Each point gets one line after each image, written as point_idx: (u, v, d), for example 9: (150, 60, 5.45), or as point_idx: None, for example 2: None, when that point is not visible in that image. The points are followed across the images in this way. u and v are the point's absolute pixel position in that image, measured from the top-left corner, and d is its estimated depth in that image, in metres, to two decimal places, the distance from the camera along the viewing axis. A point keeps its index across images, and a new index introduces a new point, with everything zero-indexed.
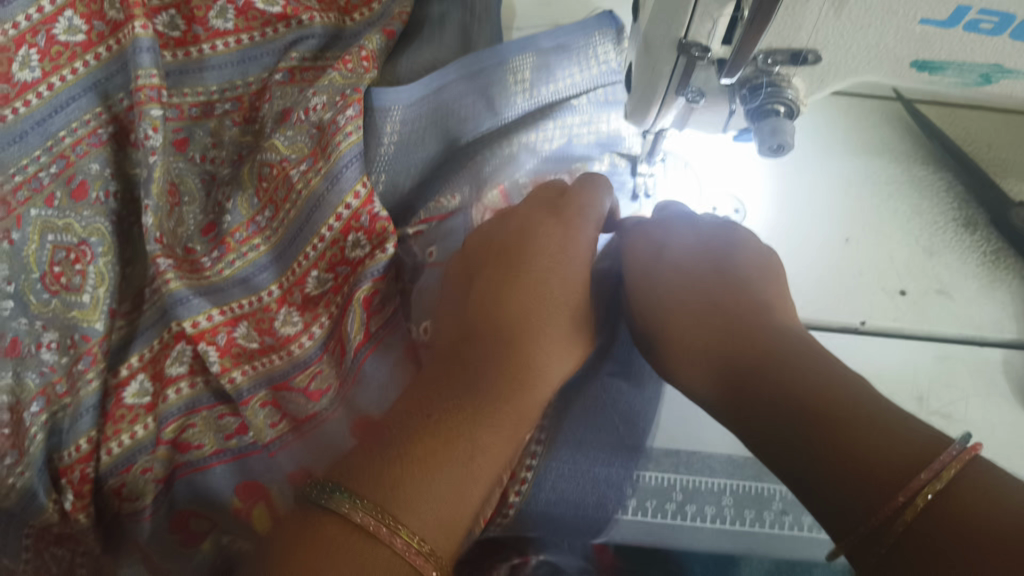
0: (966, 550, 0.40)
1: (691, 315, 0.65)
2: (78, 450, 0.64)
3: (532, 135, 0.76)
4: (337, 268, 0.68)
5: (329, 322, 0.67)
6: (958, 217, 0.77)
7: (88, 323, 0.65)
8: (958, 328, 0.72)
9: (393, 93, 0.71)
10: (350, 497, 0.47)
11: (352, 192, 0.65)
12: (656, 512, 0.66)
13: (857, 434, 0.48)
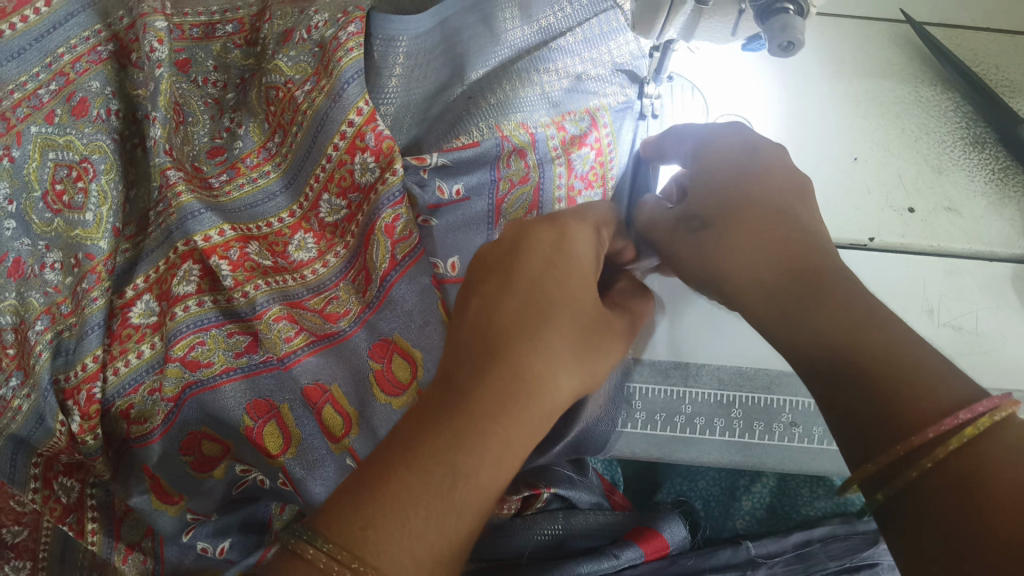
0: (989, 499, 0.35)
1: (762, 218, 0.52)
2: (85, 370, 0.62)
3: (538, 77, 0.71)
4: (348, 195, 0.65)
5: (345, 252, 0.66)
6: (966, 137, 0.78)
7: (92, 242, 0.63)
8: (967, 243, 0.71)
9: (398, 23, 0.72)
10: (317, 535, 0.36)
11: (353, 109, 0.63)
12: (665, 425, 0.67)
13: (917, 369, 0.41)
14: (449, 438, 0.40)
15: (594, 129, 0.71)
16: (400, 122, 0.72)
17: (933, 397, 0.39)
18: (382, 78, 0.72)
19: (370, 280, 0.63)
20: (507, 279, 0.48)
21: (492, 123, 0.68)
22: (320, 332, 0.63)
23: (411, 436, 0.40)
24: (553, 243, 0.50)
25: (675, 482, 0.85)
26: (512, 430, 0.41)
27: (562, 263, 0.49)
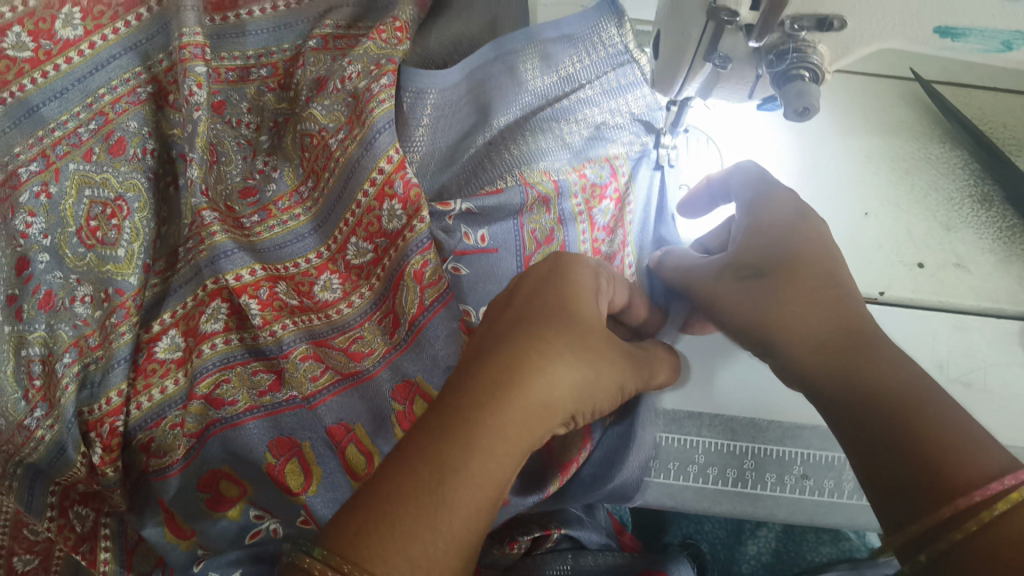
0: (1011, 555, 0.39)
1: (808, 285, 0.56)
2: (109, 403, 0.63)
3: (559, 127, 0.74)
4: (376, 239, 0.67)
5: (369, 293, 0.67)
6: (973, 194, 0.80)
7: (122, 277, 0.65)
8: (976, 299, 0.72)
9: (430, 77, 0.74)
10: (314, 546, 0.38)
11: (384, 158, 0.65)
12: (678, 474, 0.68)
13: (938, 437, 0.44)
14: (430, 457, 0.41)
15: (614, 181, 0.74)
16: (425, 170, 0.75)
17: (966, 455, 0.43)
18: (412, 129, 0.75)
19: (398, 323, 0.65)
20: (502, 315, 0.51)
21: (515, 174, 0.72)
22: (345, 371, 0.65)
23: (396, 461, 0.41)
24: (540, 284, 0.53)
25: (681, 525, 0.85)
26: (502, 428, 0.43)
27: (549, 296, 0.52)
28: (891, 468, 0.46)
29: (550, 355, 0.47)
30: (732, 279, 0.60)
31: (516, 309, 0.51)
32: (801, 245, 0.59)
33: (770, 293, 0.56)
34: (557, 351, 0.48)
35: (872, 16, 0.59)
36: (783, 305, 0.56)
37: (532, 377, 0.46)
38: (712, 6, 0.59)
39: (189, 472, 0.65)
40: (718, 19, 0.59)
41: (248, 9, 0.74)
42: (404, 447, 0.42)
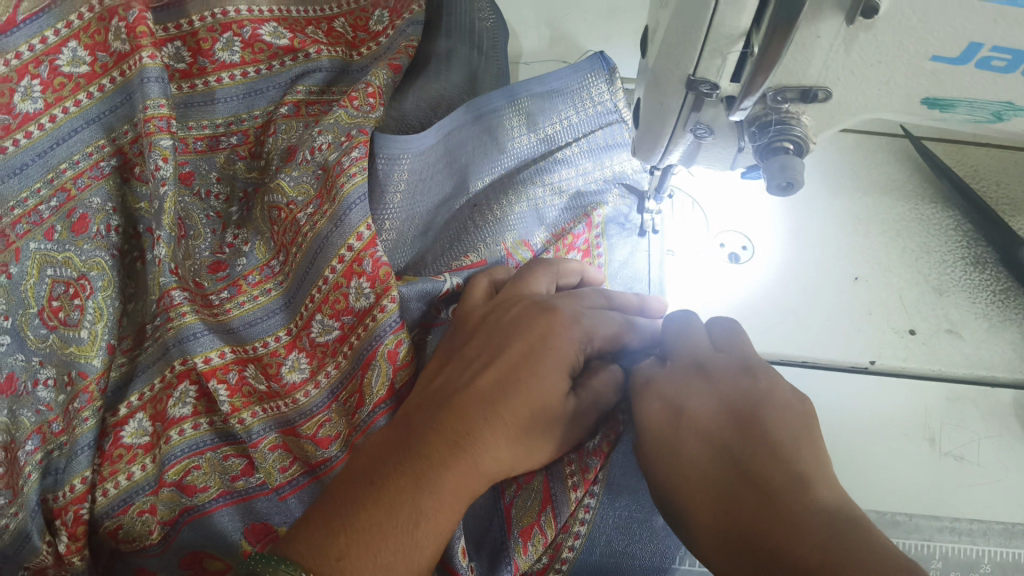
0: None
1: (712, 415, 0.51)
2: (73, 490, 0.62)
3: (539, 190, 0.73)
4: (342, 317, 0.63)
5: (335, 372, 0.64)
6: (966, 256, 0.78)
7: (86, 359, 0.62)
8: (968, 367, 0.70)
9: (403, 141, 0.68)
10: (292, 566, 0.45)
11: (354, 235, 0.62)
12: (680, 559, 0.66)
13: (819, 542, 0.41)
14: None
15: (586, 232, 0.73)
16: (400, 240, 0.70)
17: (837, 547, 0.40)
18: (387, 196, 0.69)
19: (362, 403, 0.61)
20: (491, 363, 0.56)
21: (497, 238, 0.71)
22: (309, 461, 0.64)
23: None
24: (522, 318, 0.59)
25: None
26: (458, 474, 0.49)
27: (477, 420, 0.52)
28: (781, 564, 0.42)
29: (513, 418, 0.52)
30: (656, 430, 0.53)
31: (455, 415, 0.52)
32: (692, 439, 0.50)
33: (679, 422, 0.52)
34: (506, 427, 0.52)
35: (857, 88, 0.57)
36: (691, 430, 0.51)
37: (490, 425, 0.52)
38: (691, 77, 0.58)
39: (171, 553, 0.66)
40: (697, 90, 0.58)
41: (216, 77, 0.72)
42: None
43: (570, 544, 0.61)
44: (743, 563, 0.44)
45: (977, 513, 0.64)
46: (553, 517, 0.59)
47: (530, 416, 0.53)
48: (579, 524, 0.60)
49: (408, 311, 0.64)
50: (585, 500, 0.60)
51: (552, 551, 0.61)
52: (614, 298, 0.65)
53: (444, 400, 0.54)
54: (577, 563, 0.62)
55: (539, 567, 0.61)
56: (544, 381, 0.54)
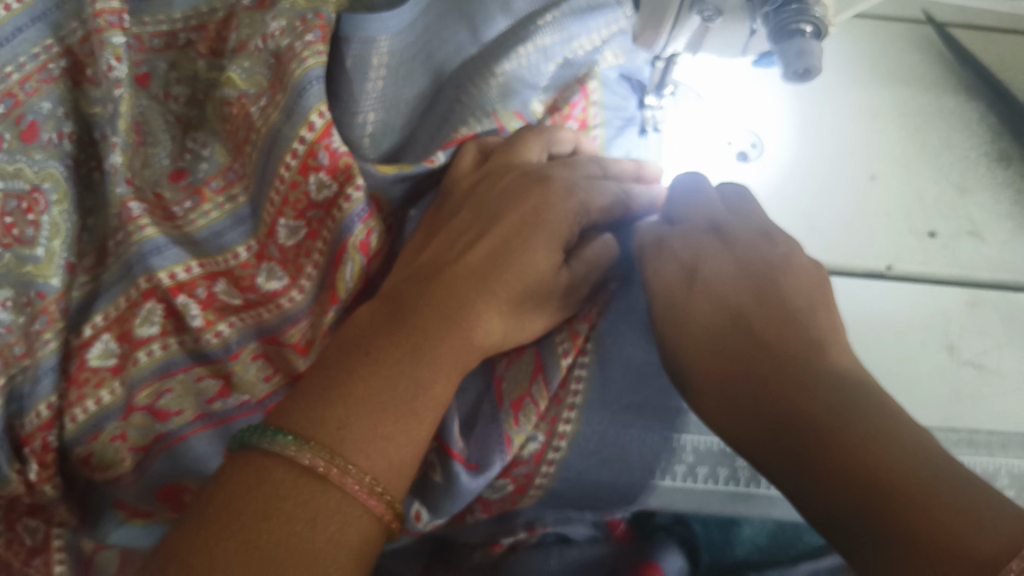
0: (846, 451, 0.44)
1: (729, 287, 0.57)
2: (39, 417, 0.58)
3: (518, 63, 0.65)
4: (307, 214, 0.60)
5: (316, 272, 0.60)
6: (990, 152, 0.72)
7: (43, 279, 0.58)
8: (990, 271, 0.66)
9: (378, 21, 0.63)
10: (295, 439, 0.46)
11: (306, 124, 0.57)
12: (686, 477, 0.63)
13: (816, 396, 0.48)
14: (299, 547, 0.43)
15: (583, 101, 0.67)
16: (387, 129, 0.64)
17: (839, 401, 0.47)
18: (366, 83, 0.64)
19: (333, 300, 0.58)
20: (474, 248, 0.57)
21: (489, 111, 0.64)
22: (293, 371, 0.61)
23: (239, 518, 0.44)
24: (504, 192, 0.60)
25: None
26: (452, 347, 0.52)
27: (471, 290, 0.55)
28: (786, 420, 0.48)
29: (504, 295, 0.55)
30: (673, 284, 0.58)
31: (441, 290, 0.55)
32: (706, 300, 0.56)
33: (694, 287, 0.58)
34: (499, 303, 0.55)
35: None
36: (704, 297, 0.57)
37: (472, 309, 0.54)
38: None
39: (145, 484, 0.63)
40: None
41: None
42: (251, 486, 0.45)
43: (565, 417, 0.59)
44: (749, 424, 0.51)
45: (995, 424, 0.61)
46: (545, 386, 0.58)
47: (516, 297, 0.55)
48: (572, 396, 0.60)
49: (390, 192, 0.61)
50: (577, 370, 0.60)
51: (545, 434, 0.59)
52: (610, 167, 0.64)
53: (433, 274, 0.56)
54: (566, 463, 0.59)
55: (537, 449, 0.59)
56: (536, 253, 0.56)
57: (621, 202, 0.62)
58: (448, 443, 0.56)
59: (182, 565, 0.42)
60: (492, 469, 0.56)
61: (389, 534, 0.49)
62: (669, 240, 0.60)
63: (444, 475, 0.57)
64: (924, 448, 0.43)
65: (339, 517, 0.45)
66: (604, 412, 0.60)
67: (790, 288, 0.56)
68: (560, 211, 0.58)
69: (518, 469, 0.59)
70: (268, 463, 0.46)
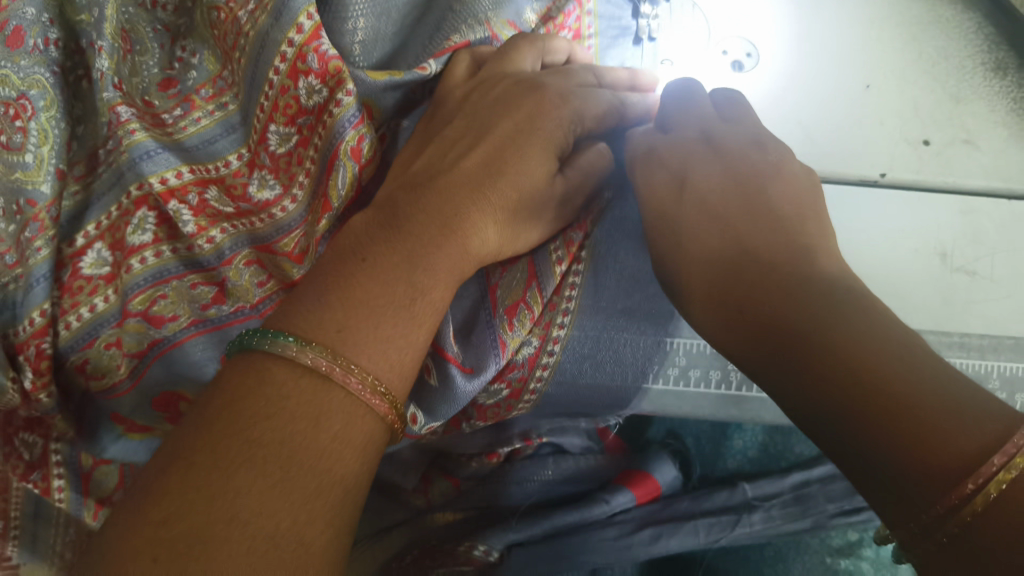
0: (830, 351, 0.45)
1: (716, 194, 0.58)
2: (33, 324, 0.58)
3: None
4: (297, 120, 0.59)
5: (307, 181, 0.60)
6: (987, 61, 0.72)
7: (33, 186, 0.57)
8: (984, 179, 0.66)
9: None
10: (297, 340, 0.45)
11: (294, 26, 0.56)
12: (678, 380, 0.66)
13: (799, 306, 0.49)
14: (305, 446, 0.42)
15: (577, 11, 0.68)
16: (373, 40, 0.62)
17: (824, 304, 0.48)
18: None
19: (326, 209, 0.58)
20: (468, 155, 0.57)
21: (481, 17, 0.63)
22: (288, 278, 0.61)
23: (242, 417, 0.42)
24: (497, 103, 0.60)
25: (666, 420, 0.93)
26: (448, 255, 0.52)
27: (467, 199, 0.54)
28: (772, 330, 0.49)
29: (498, 205, 0.54)
30: (666, 194, 0.59)
31: (437, 196, 0.54)
32: (695, 210, 0.58)
33: (684, 198, 0.58)
34: (494, 211, 0.54)
35: None
36: (691, 205, 0.58)
37: (467, 217, 0.53)
38: None
39: (142, 393, 0.64)
40: None
41: None
42: (253, 385, 0.44)
43: (559, 322, 0.60)
44: (738, 333, 0.52)
45: (990, 328, 0.63)
46: (539, 292, 0.58)
47: (509, 207, 0.55)
48: (566, 301, 0.60)
49: (383, 102, 0.61)
50: (572, 277, 0.60)
51: (541, 339, 0.60)
52: (605, 76, 0.64)
53: (427, 182, 0.55)
54: (560, 367, 0.61)
55: (531, 353, 0.60)
56: (534, 164, 0.56)
57: (616, 111, 0.62)
58: (442, 347, 0.56)
59: (186, 463, 0.41)
60: (488, 371, 0.57)
61: (391, 434, 0.48)
62: (662, 152, 0.60)
63: (440, 378, 0.57)
64: (903, 343, 0.44)
65: (346, 416, 0.44)
66: (596, 317, 0.61)
67: (778, 198, 0.57)
68: (556, 118, 0.58)
69: (513, 373, 0.60)
70: (268, 364, 0.45)
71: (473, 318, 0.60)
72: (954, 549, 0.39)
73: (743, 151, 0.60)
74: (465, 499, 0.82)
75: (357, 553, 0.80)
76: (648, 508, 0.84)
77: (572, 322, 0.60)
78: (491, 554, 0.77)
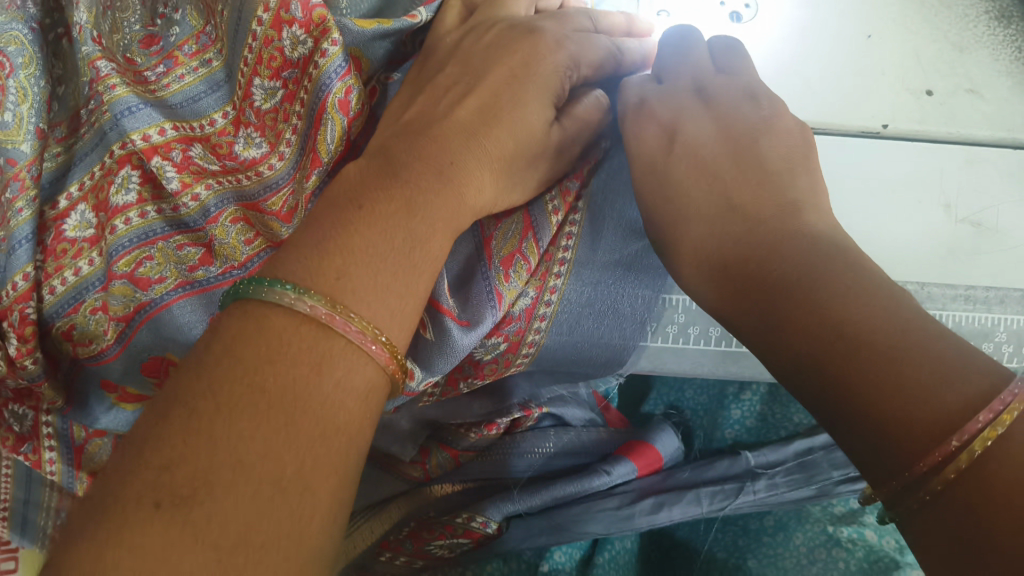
0: (825, 311, 0.44)
1: (707, 150, 0.57)
2: (16, 288, 0.56)
3: None
4: (283, 74, 0.58)
5: (295, 136, 0.59)
6: (990, 10, 0.70)
7: (13, 145, 0.55)
8: (988, 130, 0.65)
9: None
10: (296, 288, 0.43)
11: None
12: (678, 338, 0.65)
13: (792, 269, 0.48)
14: (309, 393, 0.41)
15: None
16: None
17: (823, 266, 0.47)
18: None
19: (316, 164, 0.57)
20: (463, 103, 0.56)
21: None
22: (275, 238, 0.60)
23: (244, 364, 0.41)
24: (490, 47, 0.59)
25: (663, 393, 0.93)
26: (446, 200, 0.51)
27: (464, 149, 0.53)
28: (766, 287, 0.49)
29: (492, 157, 0.54)
30: (660, 146, 0.57)
31: (433, 143, 0.53)
32: (686, 164, 0.56)
33: (674, 151, 0.57)
34: (489, 161, 0.54)
35: None
36: (681, 160, 0.57)
37: (462, 166, 0.53)
38: None
39: (131, 356, 0.62)
40: None
41: None
42: (251, 333, 0.42)
43: (556, 272, 0.60)
44: (733, 297, 0.51)
45: (995, 280, 0.61)
46: (535, 244, 0.58)
47: (506, 152, 0.54)
48: (562, 251, 0.60)
49: (372, 52, 0.60)
50: (568, 227, 0.59)
51: (540, 291, 0.60)
52: (600, 20, 0.63)
53: (424, 129, 0.54)
54: (558, 317, 0.61)
55: (528, 305, 0.59)
56: (529, 113, 0.55)
57: (613, 57, 0.61)
58: (438, 299, 0.55)
59: (186, 409, 0.39)
60: (483, 324, 0.56)
61: (392, 386, 0.47)
62: (655, 103, 0.59)
63: (436, 332, 0.55)
64: (895, 301, 0.43)
65: (348, 367, 0.43)
66: (591, 274, 0.61)
67: (768, 152, 0.56)
68: (552, 65, 0.57)
69: (510, 327, 0.59)
70: (269, 311, 0.43)
71: (469, 270, 0.58)
72: (928, 513, 0.38)
73: (736, 108, 0.58)
74: (463, 472, 0.80)
75: (354, 526, 0.78)
76: (648, 480, 0.82)
77: (567, 277, 0.60)
78: (490, 526, 0.75)
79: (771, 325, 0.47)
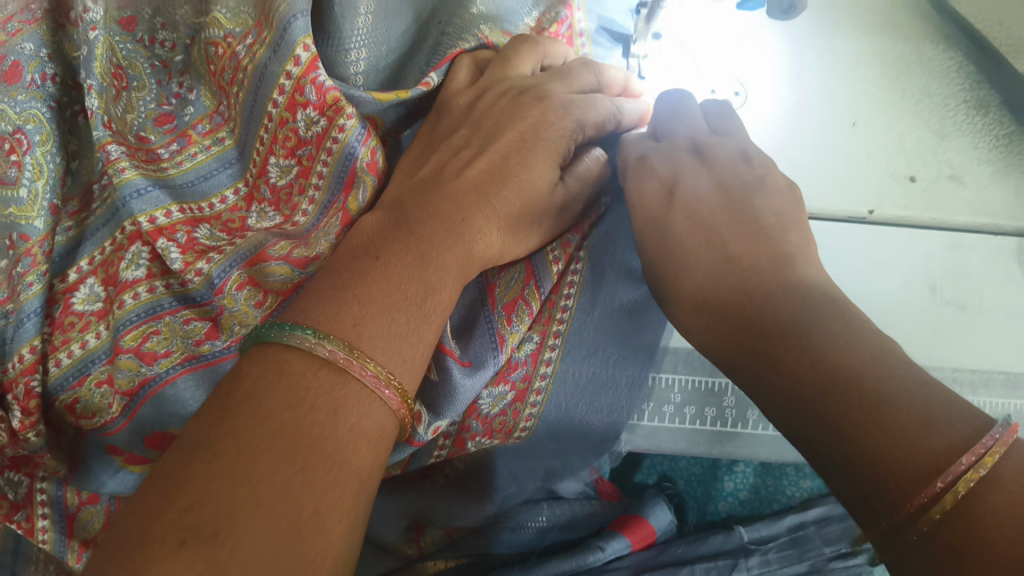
0: (821, 358, 0.45)
1: (707, 205, 0.59)
2: (23, 361, 0.56)
3: None
4: (297, 152, 0.60)
5: (311, 211, 0.60)
6: (968, 99, 0.72)
7: (26, 221, 0.57)
8: (970, 215, 0.67)
9: None
10: (314, 332, 0.45)
11: (291, 59, 0.57)
12: (674, 418, 0.69)
13: (781, 325, 0.49)
14: (325, 436, 0.42)
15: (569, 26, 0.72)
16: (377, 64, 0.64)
17: (812, 317, 0.48)
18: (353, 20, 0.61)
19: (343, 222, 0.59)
20: (473, 166, 0.59)
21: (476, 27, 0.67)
22: (282, 287, 0.58)
23: (264, 406, 0.42)
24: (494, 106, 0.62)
25: (656, 461, 0.93)
26: (457, 255, 0.53)
27: (473, 210, 0.56)
28: (759, 334, 0.50)
29: (499, 217, 0.56)
30: (662, 198, 0.59)
31: (437, 215, 0.55)
32: (683, 218, 0.59)
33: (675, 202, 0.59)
34: (498, 220, 0.56)
35: None
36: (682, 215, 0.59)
37: (466, 237, 0.54)
38: None
39: (134, 429, 0.61)
40: None
41: None
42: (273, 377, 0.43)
43: (559, 317, 0.61)
44: (732, 342, 0.52)
45: (977, 363, 0.65)
46: (536, 289, 0.60)
47: (512, 212, 0.57)
48: (558, 321, 0.61)
49: (385, 116, 0.62)
50: (569, 277, 0.61)
51: (535, 354, 0.61)
52: (604, 76, 0.66)
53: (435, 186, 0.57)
54: (562, 366, 0.62)
55: (533, 349, 0.61)
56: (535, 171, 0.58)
57: (614, 117, 0.63)
58: (442, 341, 0.56)
59: (208, 453, 0.40)
60: (485, 368, 0.57)
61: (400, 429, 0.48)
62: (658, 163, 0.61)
63: (440, 372, 0.56)
64: (884, 350, 0.45)
65: (363, 412, 0.44)
66: (586, 346, 0.62)
67: (762, 207, 0.59)
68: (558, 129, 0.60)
69: (515, 374, 0.60)
70: (285, 357, 0.44)
71: (471, 318, 0.60)
72: (918, 552, 0.38)
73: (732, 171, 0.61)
74: (458, 546, 0.81)
75: None
76: (643, 554, 0.83)
77: (564, 341, 0.61)
78: None
79: (767, 387, 0.48)
